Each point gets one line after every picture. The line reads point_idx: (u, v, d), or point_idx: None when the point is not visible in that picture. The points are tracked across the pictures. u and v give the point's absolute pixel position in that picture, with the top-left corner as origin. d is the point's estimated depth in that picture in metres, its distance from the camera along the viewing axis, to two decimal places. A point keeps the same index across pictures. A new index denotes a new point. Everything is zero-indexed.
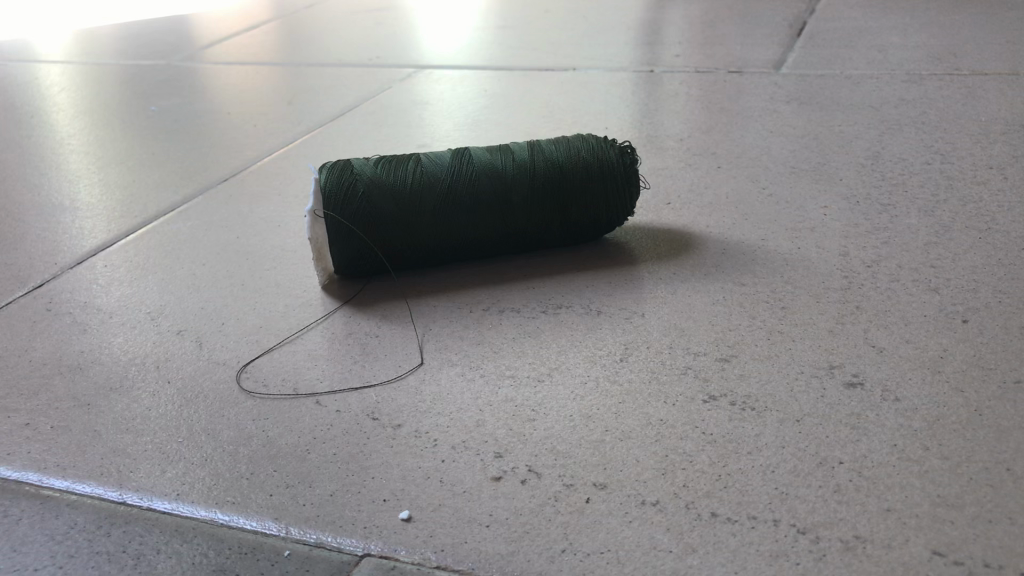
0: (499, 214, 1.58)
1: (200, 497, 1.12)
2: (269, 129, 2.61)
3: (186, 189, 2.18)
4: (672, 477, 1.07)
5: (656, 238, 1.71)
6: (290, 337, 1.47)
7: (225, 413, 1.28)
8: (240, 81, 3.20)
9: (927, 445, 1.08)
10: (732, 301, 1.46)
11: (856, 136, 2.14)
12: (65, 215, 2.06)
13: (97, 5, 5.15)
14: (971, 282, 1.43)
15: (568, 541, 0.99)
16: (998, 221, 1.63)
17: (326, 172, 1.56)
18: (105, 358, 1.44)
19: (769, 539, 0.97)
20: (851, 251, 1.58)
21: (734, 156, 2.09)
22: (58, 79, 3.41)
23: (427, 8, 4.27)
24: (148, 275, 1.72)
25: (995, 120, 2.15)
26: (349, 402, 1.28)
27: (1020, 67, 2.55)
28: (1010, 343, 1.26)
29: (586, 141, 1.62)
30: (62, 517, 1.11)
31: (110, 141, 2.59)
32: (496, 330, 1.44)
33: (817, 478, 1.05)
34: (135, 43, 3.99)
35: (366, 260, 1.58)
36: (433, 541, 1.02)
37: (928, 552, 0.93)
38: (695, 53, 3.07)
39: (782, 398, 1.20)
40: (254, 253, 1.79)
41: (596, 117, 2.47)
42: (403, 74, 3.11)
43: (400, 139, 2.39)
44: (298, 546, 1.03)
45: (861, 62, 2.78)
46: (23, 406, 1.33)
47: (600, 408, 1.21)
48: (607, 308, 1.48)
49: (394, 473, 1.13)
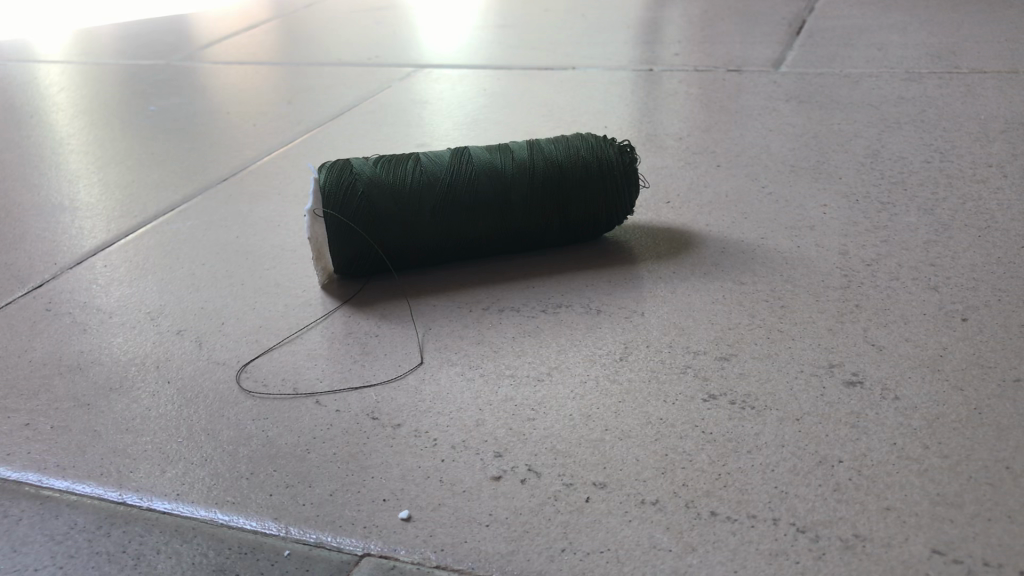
0: (499, 214, 1.58)
1: (200, 497, 1.12)
2: (268, 129, 2.61)
3: (186, 189, 2.18)
4: (671, 476, 1.07)
5: (655, 237, 1.71)
6: (290, 336, 1.47)
7: (225, 413, 1.28)
8: (239, 81, 3.20)
9: (927, 443, 1.08)
10: (731, 300, 1.46)
11: (855, 134, 2.14)
12: (65, 215, 2.06)
13: (97, 5, 5.15)
14: (970, 281, 1.43)
15: (568, 541, 0.99)
16: (998, 220, 1.63)
17: (326, 171, 1.56)
18: (105, 358, 1.44)
19: (769, 538, 0.97)
20: (850, 250, 1.58)
21: (733, 154, 2.09)
22: (57, 79, 3.41)
23: (426, 7, 4.27)
24: (147, 275, 1.72)
25: (994, 119, 2.15)
26: (349, 401, 1.28)
27: (1019, 65, 2.54)
28: (1009, 342, 1.26)
29: (585, 140, 1.62)
30: (62, 517, 1.11)
31: (109, 141, 2.59)
32: (496, 329, 1.44)
33: (816, 477, 1.05)
34: (135, 42, 3.98)
35: (366, 260, 1.58)
36: (433, 541, 1.02)
37: (927, 551, 0.93)
38: (694, 51, 3.07)
39: (782, 396, 1.20)
40: (253, 252, 1.79)
41: (596, 116, 2.47)
42: (403, 73, 3.11)
43: (399, 138, 2.39)
44: (298, 546, 1.03)
45: (860, 60, 2.78)
46: (23, 406, 1.33)
47: (599, 408, 1.21)
48: (607, 307, 1.48)
49: (394, 473, 1.13)
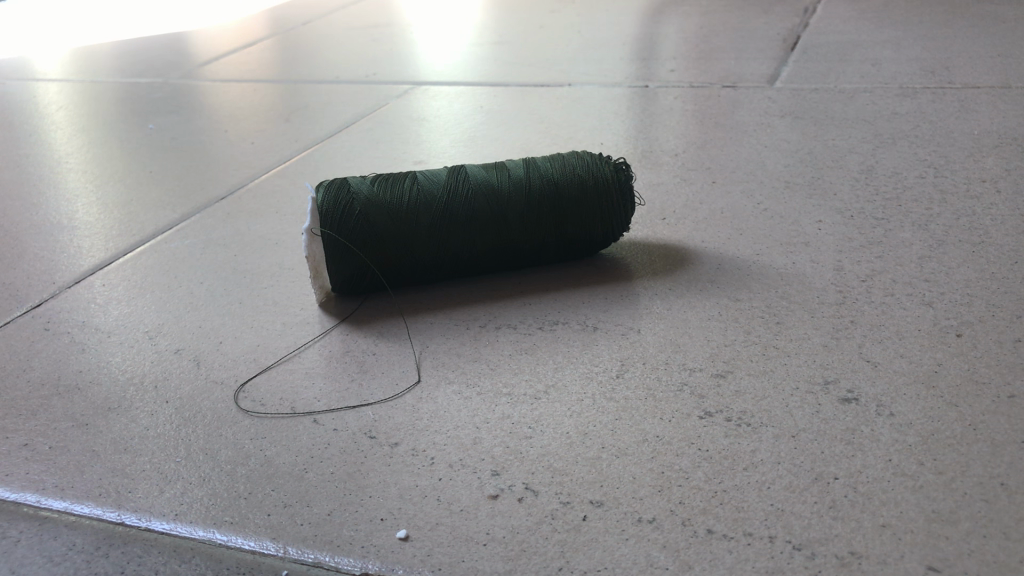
0: (496, 231, 1.59)
1: (198, 516, 1.12)
2: (268, 146, 2.63)
3: (187, 207, 2.20)
4: (669, 494, 1.08)
5: (650, 254, 1.73)
6: (288, 355, 1.48)
7: (223, 432, 1.28)
8: (237, 99, 3.23)
9: (922, 459, 1.09)
10: (726, 317, 1.47)
11: (850, 150, 2.17)
12: (64, 234, 2.08)
13: (94, 22, 5.20)
14: (965, 296, 1.45)
15: (566, 559, 1.00)
16: (992, 235, 1.65)
17: (323, 191, 1.56)
18: (104, 378, 1.44)
19: (765, 556, 0.97)
20: (845, 266, 1.59)
21: (729, 171, 2.10)
22: (57, 97, 3.43)
23: (424, 24, 4.29)
24: (147, 294, 1.73)
25: (988, 134, 2.17)
26: (347, 420, 1.29)
27: (1011, 80, 2.58)
28: (1005, 358, 1.27)
29: (582, 158, 1.64)
30: (61, 538, 1.11)
31: (109, 159, 2.61)
32: (493, 347, 1.44)
33: (812, 494, 1.05)
34: (133, 60, 4.01)
35: (363, 279, 1.59)
36: (430, 560, 1.02)
37: (924, 568, 0.94)
38: (690, 67, 3.11)
39: (777, 413, 1.21)
40: (251, 271, 1.80)
41: (592, 133, 2.48)
42: (401, 90, 3.14)
43: (397, 156, 2.41)
44: (296, 566, 1.03)
45: (855, 75, 2.81)
46: (23, 426, 1.33)
47: (597, 426, 1.22)
48: (603, 324, 1.49)
49: (392, 492, 1.13)
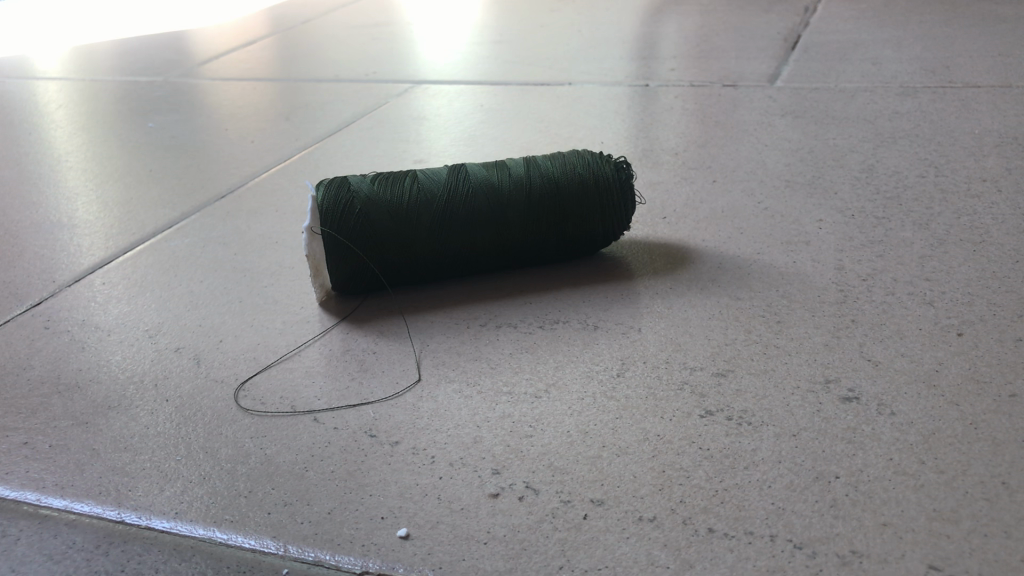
0: (496, 230, 1.59)
1: (199, 515, 1.12)
2: (268, 144, 2.63)
3: (188, 206, 2.20)
4: (669, 493, 1.08)
5: (651, 253, 1.72)
6: (289, 354, 1.48)
7: (224, 431, 1.28)
8: (237, 98, 3.22)
9: (923, 459, 1.09)
10: (727, 316, 1.46)
11: (851, 149, 2.16)
12: (63, 232, 2.08)
13: (94, 21, 5.19)
14: (966, 295, 1.44)
15: (566, 558, 1.00)
16: (993, 234, 1.64)
17: (323, 189, 1.56)
18: (104, 376, 1.44)
19: (766, 554, 0.97)
20: (846, 265, 1.59)
21: (729, 170, 2.10)
22: (57, 95, 3.43)
23: (424, 23, 4.29)
24: (147, 293, 1.73)
25: (989, 133, 2.17)
26: (347, 418, 1.29)
27: (1012, 79, 2.58)
28: (1006, 357, 1.27)
29: (582, 157, 1.64)
30: (61, 536, 1.11)
31: (109, 157, 2.60)
32: (494, 346, 1.44)
33: (813, 493, 1.05)
34: (134, 58, 4.00)
35: (363, 278, 1.59)
36: (431, 559, 1.02)
37: (925, 566, 0.94)
38: (691, 66, 3.10)
39: (778, 412, 1.20)
40: (251, 269, 1.80)
41: (592, 132, 2.48)
42: (401, 89, 3.13)
43: (396, 155, 2.41)
44: (296, 564, 1.03)
45: (855, 74, 2.81)
46: (22, 424, 1.33)
47: (597, 424, 1.22)
48: (604, 323, 1.48)
49: (393, 490, 1.13)
